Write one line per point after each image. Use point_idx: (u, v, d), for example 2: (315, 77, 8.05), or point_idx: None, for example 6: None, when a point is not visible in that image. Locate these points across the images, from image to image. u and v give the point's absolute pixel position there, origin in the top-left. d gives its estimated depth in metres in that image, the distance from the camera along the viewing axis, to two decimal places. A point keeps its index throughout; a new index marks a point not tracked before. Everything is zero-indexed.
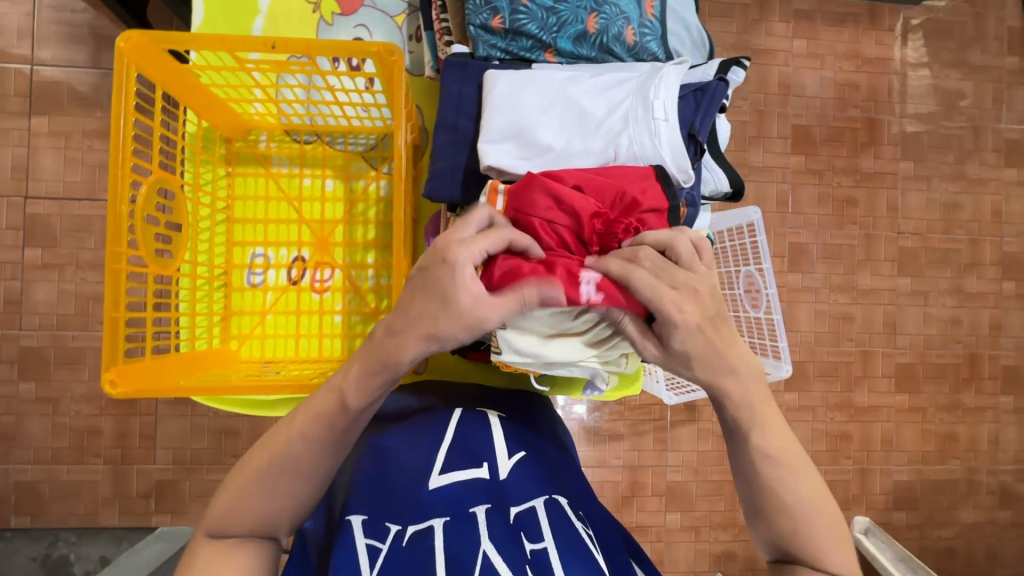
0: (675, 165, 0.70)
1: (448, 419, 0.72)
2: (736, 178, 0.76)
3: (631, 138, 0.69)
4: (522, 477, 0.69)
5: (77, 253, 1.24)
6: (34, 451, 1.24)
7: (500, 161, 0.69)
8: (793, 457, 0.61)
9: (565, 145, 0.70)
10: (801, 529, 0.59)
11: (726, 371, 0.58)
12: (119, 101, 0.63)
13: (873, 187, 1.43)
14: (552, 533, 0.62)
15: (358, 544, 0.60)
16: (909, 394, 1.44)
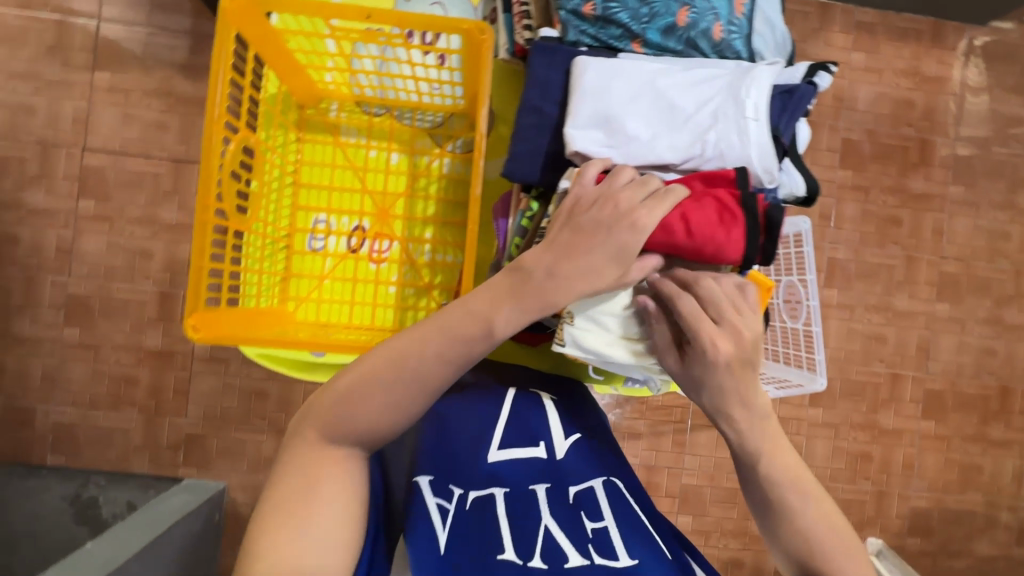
0: (761, 166, 0.70)
1: (503, 397, 0.76)
2: (814, 183, 0.73)
3: (720, 136, 0.70)
4: (578, 455, 0.73)
5: (126, 207, 1.28)
6: (73, 394, 1.29)
7: (587, 148, 0.71)
8: (803, 482, 0.68)
9: (652, 137, 0.71)
10: (812, 545, 0.65)
11: (739, 405, 0.68)
12: (217, 58, 0.65)
13: (919, 209, 1.41)
14: (613, 511, 0.67)
15: (430, 502, 0.63)
16: (936, 421, 1.42)
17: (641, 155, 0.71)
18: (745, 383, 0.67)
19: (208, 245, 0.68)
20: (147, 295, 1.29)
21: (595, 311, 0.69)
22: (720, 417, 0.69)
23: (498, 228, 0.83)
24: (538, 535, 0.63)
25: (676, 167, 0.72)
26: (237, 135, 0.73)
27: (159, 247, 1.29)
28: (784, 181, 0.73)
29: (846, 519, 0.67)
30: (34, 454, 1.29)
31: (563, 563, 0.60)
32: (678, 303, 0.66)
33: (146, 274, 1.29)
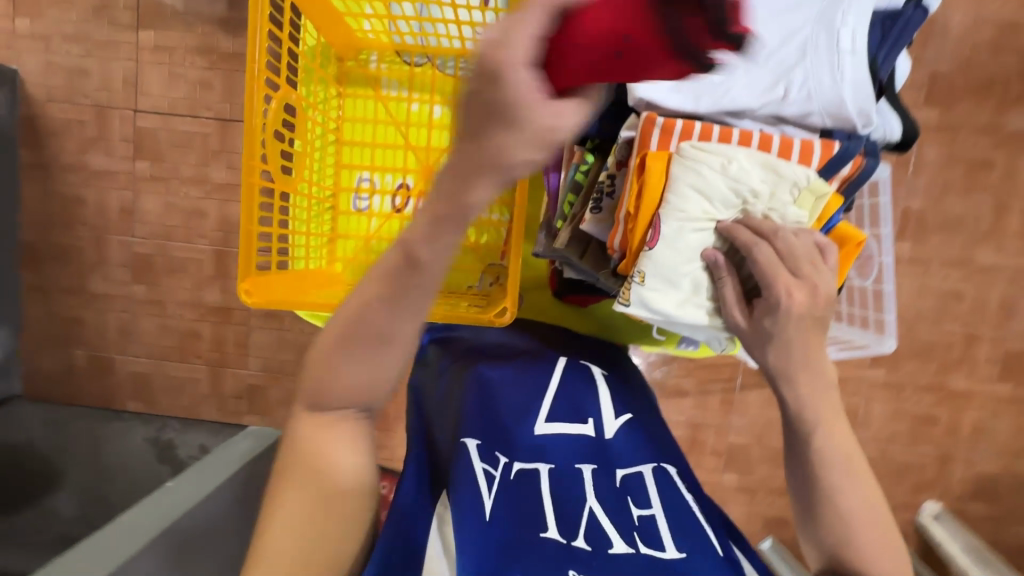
0: (856, 106, 0.63)
1: (551, 369, 0.75)
2: (912, 125, 0.68)
3: (807, 74, 0.63)
4: (628, 437, 0.71)
5: (178, 167, 1.31)
6: (146, 346, 1.38)
7: (652, 93, 0.64)
8: (855, 467, 0.65)
9: (726, 78, 0.64)
10: (849, 538, 0.62)
11: (800, 366, 0.66)
12: (254, 7, 0.64)
13: (1016, 151, 1.25)
14: (660, 497, 0.65)
15: (476, 469, 0.64)
16: (1014, 385, 1.32)
17: (714, 99, 0.64)
18: (808, 341, 0.66)
19: (257, 208, 0.70)
20: (204, 254, 1.34)
21: (665, 267, 0.64)
22: (778, 377, 0.67)
23: (549, 182, 0.83)
24: (582, 517, 0.62)
25: (753, 113, 0.65)
26: (277, 94, 0.72)
27: (212, 206, 1.32)
28: (882, 127, 0.67)
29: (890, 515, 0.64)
30: (118, 399, 1.41)
31: (606, 549, 0.60)
32: (755, 253, 0.64)
33: (202, 233, 1.33)
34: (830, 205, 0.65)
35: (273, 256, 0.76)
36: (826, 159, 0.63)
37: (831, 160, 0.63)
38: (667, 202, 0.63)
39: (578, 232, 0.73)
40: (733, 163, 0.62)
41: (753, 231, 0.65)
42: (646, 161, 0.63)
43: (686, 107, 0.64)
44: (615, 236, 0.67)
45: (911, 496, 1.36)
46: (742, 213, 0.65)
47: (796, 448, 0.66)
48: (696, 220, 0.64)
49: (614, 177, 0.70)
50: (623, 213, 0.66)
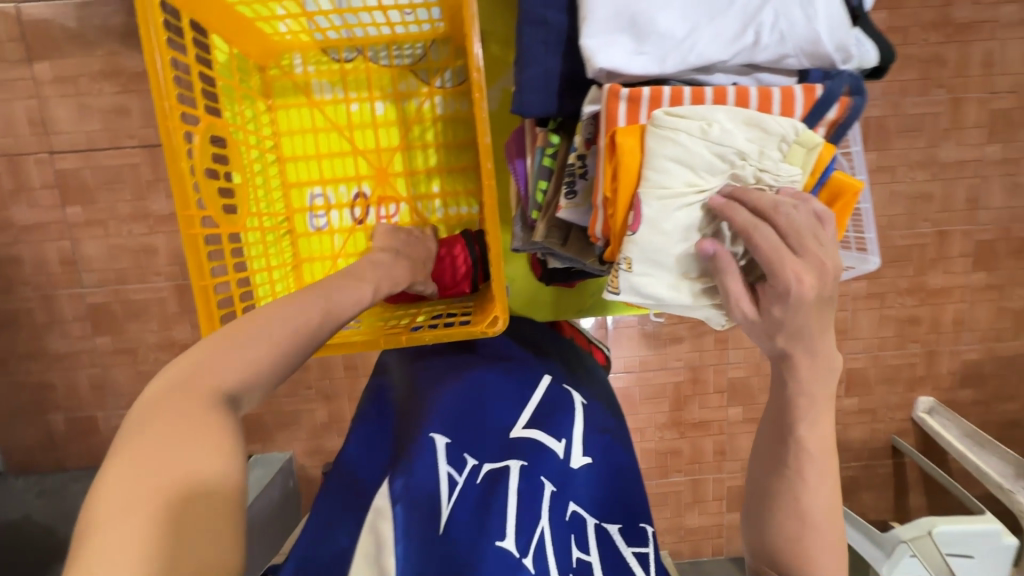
0: (833, 42, 0.60)
1: (537, 383, 0.76)
2: (888, 49, 0.63)
3: (778, 14, 0.59)
4: (591, 476, 0.66)
5: (114, 206, 1.22)
6: (126, 397, 1.32)
7: (613, 62, 0.60)
8: (827, 465, 0.62)
9: (690, 32, 0.61)
10: (805, 531, 0.61)
11: (809, 352, 0.59)
12: (150, 37, 0.61)
13: (966, 41, 1.24)
14: (599, 549, 0.60)
15: (440, 471, 0.61)
16: (987, 272, 1.36)
17: (681, 56, 0.61)
18: (819, 330, 0.59)
19: (206, 259, 0.68)
20: (164, 292, 1.27)
21: (649, 250, 0.63)
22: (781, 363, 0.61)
23: (515, 170, 0.82)
24: (535, 532, 0.58)
25: (725, 64, 0.62)
26: (198, 127, 0.70)
27: (161, 240, 1.24)
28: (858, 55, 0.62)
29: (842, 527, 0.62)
30: (109, 455, 1.36)
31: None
32: (755, 236, 0.57)
33: (157, 270, 1.25)
34: (825, 154, 0.61)
35: (237, 304, 0.74)
36: (810, 104, 0.61)
37: (814, 107, 0.61)
38: (646, 178, 0.61)
39: (557, 219, 0.74)
40: (715, 125, 0.60)
41: (751, 211, 0.60)
42: (617, 138, 0.61)
43: (651, 70, 0.61)
44: (596, 225, 0.68)
45: (906, 395, 1.42)
46: (731, 178, 0.62)
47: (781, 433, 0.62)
48: (681, 196, 0.62)
49: (584, 158, 0.68)
50: (601, 199, 0.66)
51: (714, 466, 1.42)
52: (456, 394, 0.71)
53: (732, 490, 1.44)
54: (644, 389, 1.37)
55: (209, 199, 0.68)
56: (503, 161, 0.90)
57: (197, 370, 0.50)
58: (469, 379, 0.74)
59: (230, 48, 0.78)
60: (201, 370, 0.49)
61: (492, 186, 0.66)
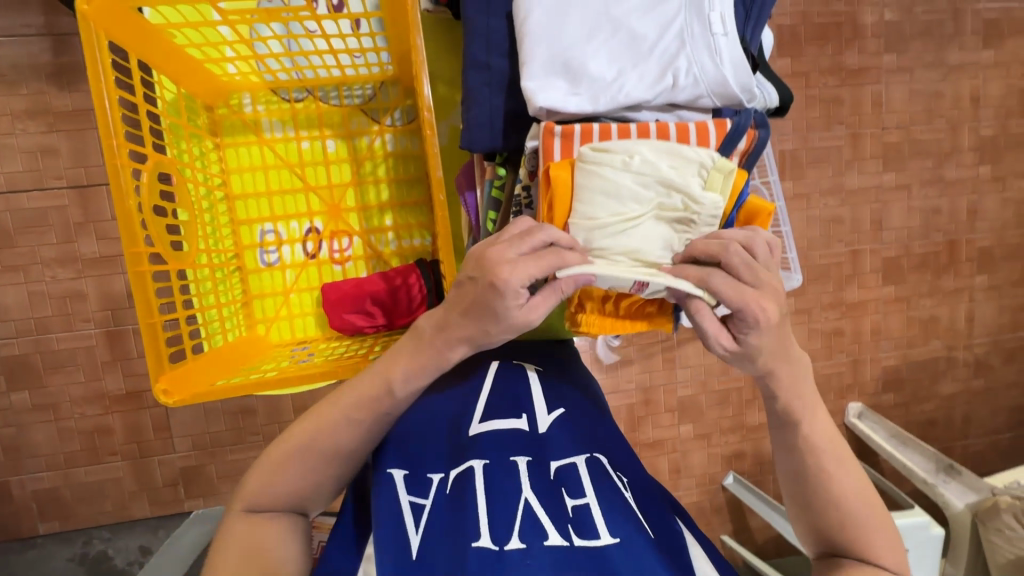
0: (739, 83, 0.68)
1: (485, 373, 0.75)
2: (786, 91, 0.74)
3: (690, 60, 0.67)
4: (563, 429, 0.72)
5: (37, 250, 1.14)
6: (45, 458, 1.20)
7: (551, 100, 0.66)
8: (839, 452, 0.66)
9: (618, 74, 0.67)
10: (846, 518, 0.64)
11: (787, 361, 0.64)
12: (98, 76, 0.60)
13: (858, 84, 1.41)
14: (595, 488, 0.66)
15: (402, 501, 0.65)
16: (895, 285, 1.51)
17: (610, 96, 0.66)
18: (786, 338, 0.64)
19: (153, 296, 0.66)
20: (92, 339, 1.18)
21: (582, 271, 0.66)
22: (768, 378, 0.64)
23: (466, 201, 0.84)
24: (518, 508, 0.63)
25: (649, 103, 0.69)
26: (146, 165, 0.68)
27: (90, 285, 1.17)
28: (762, 97, 0.71)
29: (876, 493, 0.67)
30: (24, 526, 1.22)
31: (541, 542, 0.61)
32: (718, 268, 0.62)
33: (85, 316, 1.17)
34: (738, 180, 0.66)
35: (186, 342, 0.71)
36: (722, 136, 0.68)
37: (726, 139, 0.68)
38: (576, 211, 0.66)
39: None
40: (636, 157, 0.65)
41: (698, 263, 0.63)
42: (551, 172, 0.66)
43: (585, 108, 0.66)
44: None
45: (837, 403, 1.52)
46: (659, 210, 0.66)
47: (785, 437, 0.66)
48: (610, 225, 0.65)
49: (529, 188, 0.73)
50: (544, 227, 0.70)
51: (671, 485, 1.46)
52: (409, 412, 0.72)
53: (689, 507, 1.48)
54: None
55: (157, 235, 0.67)
56: (455, 194, 0.92)
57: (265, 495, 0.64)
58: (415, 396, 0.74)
59: (177, 87, 0.78)
60: (258, 496, 0.64)
61: (444, 217, 0.69)
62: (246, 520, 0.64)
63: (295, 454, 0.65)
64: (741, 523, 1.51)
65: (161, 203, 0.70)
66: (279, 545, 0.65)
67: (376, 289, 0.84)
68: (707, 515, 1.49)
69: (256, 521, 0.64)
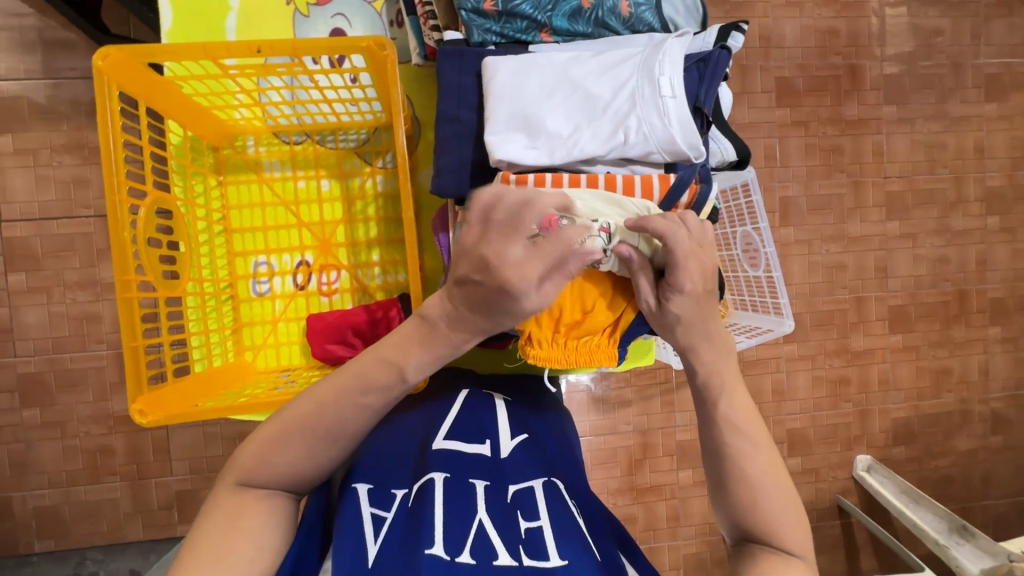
0: (687, 142, 0.71)
1: (454, 400, 0.77)
2: (743, 146, 0.78)
3: (640, 119, 0.70)
4: (523, 454, 0.73)
5: (61, 273, 1.21)
6: (48, 475, 1.24)
7: (509, 154, 0.71)
8: (758, 431, 0.64)
9: (573, 131, 0.71)
10: (759, 499, 0.61)
11: (705, 338, 0.66)
12: (105, 120, 0.66)
13: (858, 134, 1.44)
14: (549, 511, 0.65)
15: (364, 513, 0.63)
16: (903, 334, 1.48)
17: (565, 151, 0.71)
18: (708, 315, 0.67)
19: (139, 322, 0.70)
20: (103, 360, 1.23)
21: None
22: (687, 351, 0.67)
23: (441, 243, 0.84)
24: (470, 529, 0.62)
25: (603, 157, 0.73)
26: (146, 201, 0.73)
27: (107, 307, 1.22)
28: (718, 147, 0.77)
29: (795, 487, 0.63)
30: (21, 542, 1.24)
31: (490, 560, 0.59)
32: (669, 243, 0.65)
33: (99, 338, 1.23)
34: None
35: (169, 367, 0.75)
36: (665, 190, 0.73)
37: (669, 191, 0.73)
38: None
39: None
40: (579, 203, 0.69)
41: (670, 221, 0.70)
42: None
43: (542, 161, 0.71)
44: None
45: (845, 454, 1.47)
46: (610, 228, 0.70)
47: (704, 414, 0.66)
48: None
49: None
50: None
51: (670, 533, 1.41)
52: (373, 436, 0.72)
53: (688, 558, 1.42)
54: (595, 454, 1.38)
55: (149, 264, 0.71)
56: (430, 237, 0.95)
57: (260, 467, 0.61)
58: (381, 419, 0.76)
59: (184, 130, 0.84)
60: (254, 464, 0.61)
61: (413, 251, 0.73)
62: (234, 493, 0.61)
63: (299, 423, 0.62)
64: None
65: (156, 235, 0.75)
66: (259, 532, 0.60)
67: (359, 317, 0.88)
68: (707, 567, 1.43)
69: (246, 500, 0.61)
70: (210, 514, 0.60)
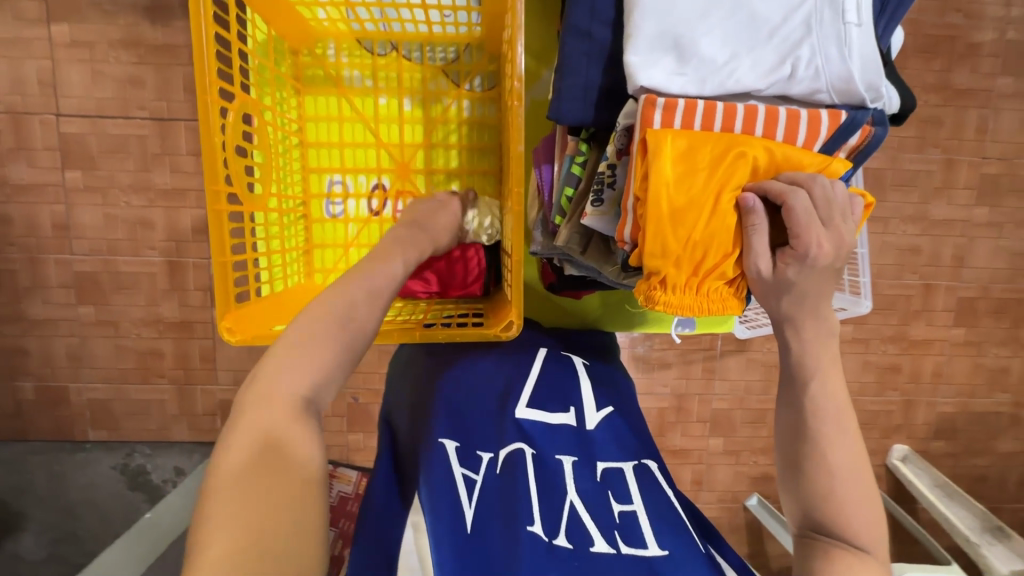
0: (864, 82, 0.62)
1: (534, 358, 0.78)
2: (909, 96, 0.68)
3: (813, 50, 0.61)
4: (610, 431, 0.70)
5: (115, 175, 1.20)
6: (102, 371, 1.29)
7: (654, 80, 0.62)
8: (846, 420, 0.61)
9: (730, 58, 0.62)
10: (835, 488, 0.59)
11: (810, 312, 0.62)
12: (200, 14, 0.61)
13: (963, 105, 1.30)
14: (642, 496, 0.63)
15: (455, 473, 0.63)
16: (967, 328, 1.40)
17: (718, 81, 0.62)
18: (821, 288, 0.62)
19: (229, 234, 0.68)
20: (155, 267, 1.24)
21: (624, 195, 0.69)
22: (786, 323, 0.63)
23: (542, 175, 0.83)
24: (563, 510, 0.60)
25: (760, 93, 0.64)
26: (233, 105, 0.70)
27: (159, 215, 1.22)
28: (887, 98, 0.65)
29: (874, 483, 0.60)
30: (76, 429, 1.31)
31: (587, 546, 0.57)
32: (791, 201, 0.60)
33: (151, 244, 1.23)
34: (838, 166, 0.64)
35: (251, 280, 0.75)
36: (834, 129, 0.63)
37: (838, 131, 0.63)
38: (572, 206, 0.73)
39: (579, 226, 0.74)
40: None
41: (789, 182, 0.62)
42: (648, 139, 0.61)
43: (689, 91, 0.62)
44: (624, 227, 0.66)
45: (881, 441, 1.44)
46: None
47: (791, 393, 0.63)
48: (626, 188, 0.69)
49: (614, 167, 0.69)
50: (632, 201, 0.64)
51: (690, 496, 1.43)
52: (447, 389, 0.72)
53: None
54: None
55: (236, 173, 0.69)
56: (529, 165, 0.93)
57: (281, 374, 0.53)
58: (455, 370, 0.75)
59: (269, 28, 0.80)
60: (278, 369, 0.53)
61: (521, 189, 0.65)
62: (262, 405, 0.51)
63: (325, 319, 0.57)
64: (757, 547, 1.47)
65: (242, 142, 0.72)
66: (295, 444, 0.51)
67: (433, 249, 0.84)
68: (723, 532, 1.45)
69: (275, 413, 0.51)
70: (249, 439, 0.49)
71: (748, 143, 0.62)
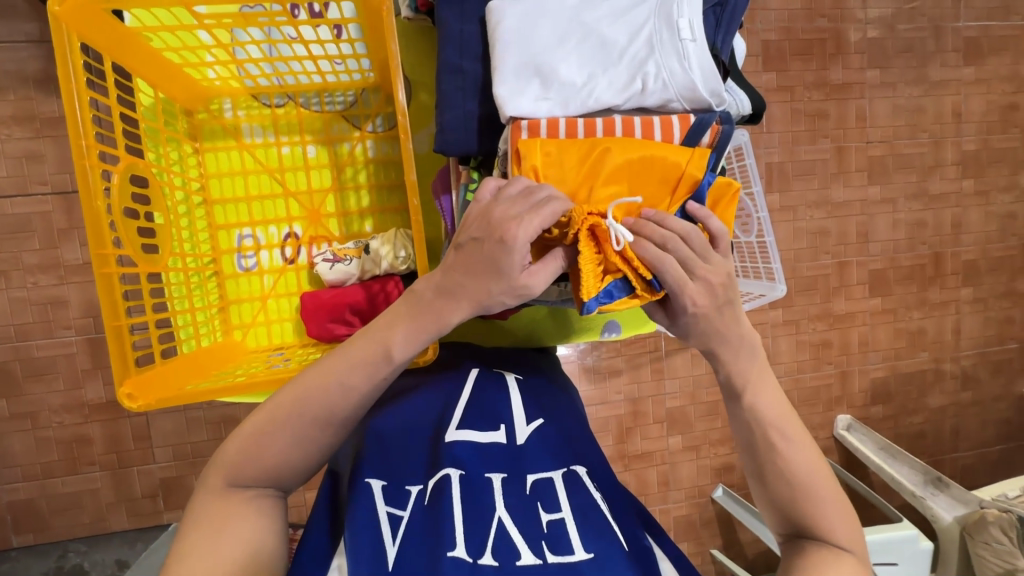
0: (708, 88, 0.69)
1: (465, 378, 0.77)
2: (758, 99, 0.76)
3: (660, 65, 0.68)
4: (541, 441, 0.73)
5: (18, 256, 1.13)
6: (21, 468, 1.18)
7: (522, 107, 0.68)
8: (792, 426, 0.69)
9: (588, 79, 0.69)
10: (797, 489, 0.66)
11: (732, 340, 0.69)
12: (69, 77, 0.62)
13: (842, 98, 1.44)
14: (570, 502, 0.67)
15: (380, 512, 0.66)
16: (882, 297, 1.52)
17: (580, 101, 0.69)
18: (728, 321, 0.68)
19: (121, 297, 0.67)
20: (73, 347, 1.17)
21: None
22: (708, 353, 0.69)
23: (442, 205, 0.85)
24: (491, 527, 0.64)
25: (620, 107, 0.70)
26: (118, 167, 0.70)
27: (72, 292, 1.15)
28: (734, 101, 0.74)
29: (828, 468, 0.69)
30: None
31: (513, 561, 0.61)
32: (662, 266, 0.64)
33: (66, 323, 1.16)
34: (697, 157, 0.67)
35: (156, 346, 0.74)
36: (686, 129, 0.69)
37: (690, 131, 0.70)
38: None
39: None
40: None
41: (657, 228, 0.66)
42: (520, 147, 0.65)
43: (556, 112, 0.69)
44: None
45: (826, 415, 1.52)
46: None
47: (737, 410, 0.69)
48: None
49: None
50: None
51: (661, 497, 1.45)
52: (381, 418, 0.73)
53: (679, 520, 1.46)
54: None
55: (125, 236, 0.69)
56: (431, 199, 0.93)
57: (243, 461, 0.62)
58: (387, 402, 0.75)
59: (155, 91, 0.81)
60: (239, 466, 0.62)
61: (419, 221, 0.70)
62: (222, 494, 0.62)
63: (280, 420, 0.62)
64: (731, 536, 1.49)
65: (132, 205, 0.72)
66: (251, 526, 0.62)
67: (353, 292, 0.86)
68: (696, 528, 1.47)
69: (236, 499, 0.62)
70: (202, 526, 0.60)
71: (613, 141, 0.66)
